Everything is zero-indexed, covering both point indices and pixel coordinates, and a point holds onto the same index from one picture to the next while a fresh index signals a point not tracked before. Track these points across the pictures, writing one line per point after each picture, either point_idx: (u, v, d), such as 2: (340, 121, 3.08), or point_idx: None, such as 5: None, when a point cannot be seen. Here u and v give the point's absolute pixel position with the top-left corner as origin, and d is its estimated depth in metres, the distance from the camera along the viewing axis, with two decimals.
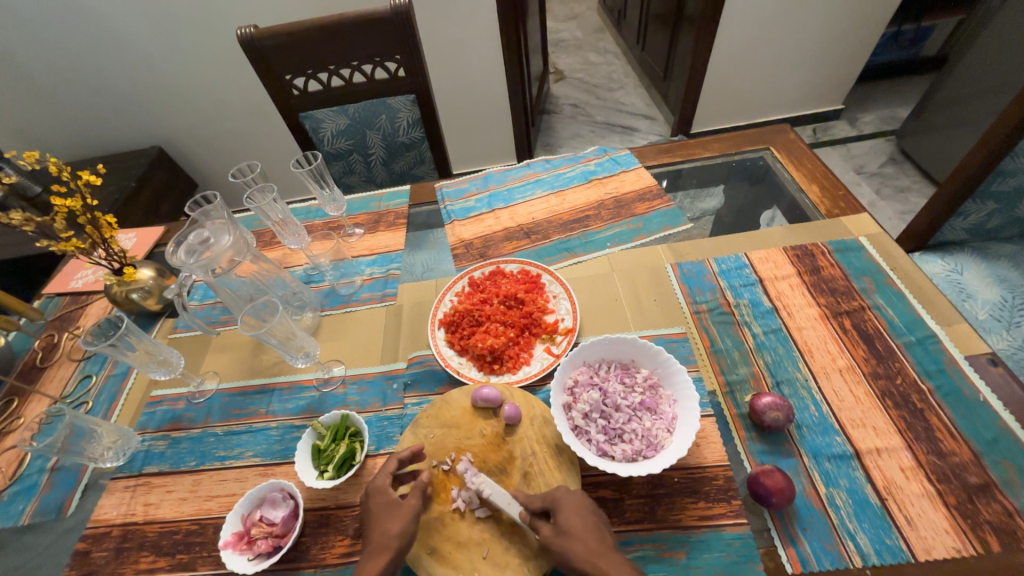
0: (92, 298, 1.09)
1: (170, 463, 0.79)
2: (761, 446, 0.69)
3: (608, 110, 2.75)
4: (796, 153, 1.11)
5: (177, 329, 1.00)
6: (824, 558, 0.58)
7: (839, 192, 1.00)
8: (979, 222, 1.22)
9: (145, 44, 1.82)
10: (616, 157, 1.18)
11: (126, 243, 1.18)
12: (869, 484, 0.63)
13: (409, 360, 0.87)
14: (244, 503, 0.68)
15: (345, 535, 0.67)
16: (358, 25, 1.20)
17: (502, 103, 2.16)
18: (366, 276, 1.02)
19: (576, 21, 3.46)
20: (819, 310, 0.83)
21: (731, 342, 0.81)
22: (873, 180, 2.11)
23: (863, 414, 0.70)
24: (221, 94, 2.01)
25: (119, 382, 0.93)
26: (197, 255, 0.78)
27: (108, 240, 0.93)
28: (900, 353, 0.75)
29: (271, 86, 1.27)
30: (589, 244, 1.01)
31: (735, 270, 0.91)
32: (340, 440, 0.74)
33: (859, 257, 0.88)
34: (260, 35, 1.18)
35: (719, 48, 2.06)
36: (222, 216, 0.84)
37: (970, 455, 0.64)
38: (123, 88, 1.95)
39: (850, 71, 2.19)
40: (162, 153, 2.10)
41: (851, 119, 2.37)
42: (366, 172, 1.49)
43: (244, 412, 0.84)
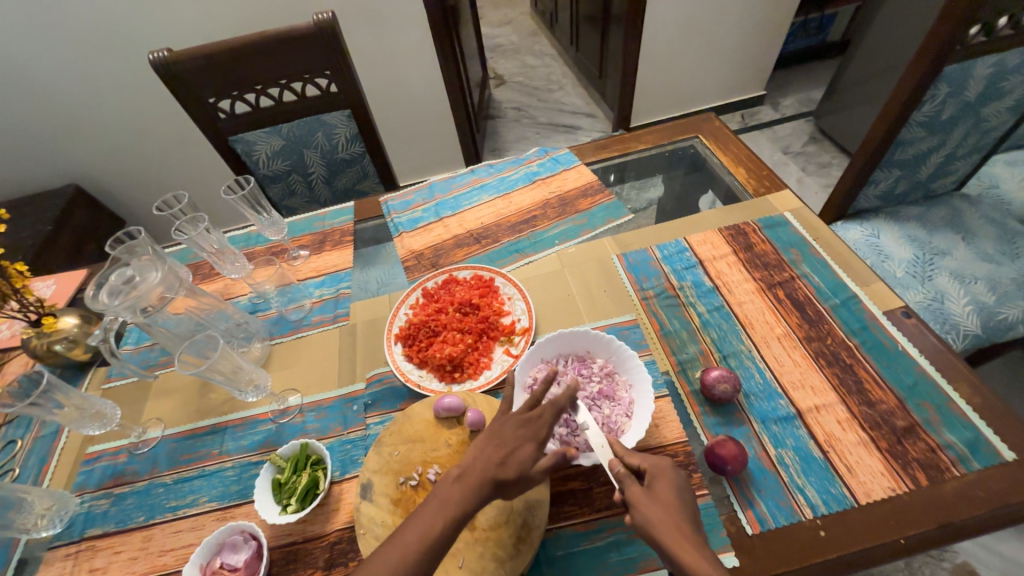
0: (8, 355, 1.00)
1: (115, 522, 0.74)
2: (714, 418, 0.72)
3: (550, 111, 2.81)
4: (722, 139, 1.18)
5: (111, 378, 0.93)
6: (779, 515, 0.62)
7: (764, 173, 1.07)
8: (888, 189, 1.34)
9: (49, 74, 1.69)
10: (556, 156, 1.21)
11: (44, 291, 1.08)
12: (812, 440, 0.68)
13: (368, 379, 0.85)
14: (200, 553, 0.64)
15: (316, 568, 0.65)
16: (282, 42, 1.17)
17: (444, 112, 2.16)
18: (315, 298, 0.99)
19: (510, 27, 3.51)
20: (755, 284, 0.88)
21: (679, 323, 0.85)
22: (798, 158, 2.26)
23: (801, 375, 0.75)
24: (142, 122, 1.89)
25: (49, 443, 0.86)
26: (122, 297, 0.73)
27: (22, 290, 0.86)
28: (828, 315, 0.81)
29: (194, 111, 1.21)
30: (538, 243, 1.02)
31: (677, 255, 0.95)
32: (302, 471, 0.72)
33: (786, 230, 0.95)
34: (176, 58, 1.13)
35: (648, 44, 2.15)
36: (149, 253, 0.79)
37: (896, 401, 0.70)
38: (27, 123, 1.79)
39: (767, 59, 2.35)
40: (80, 191, 1.94)
41: (773, 103, 2.54)
42: (308, 192, 1.45)
43: (195, 456, 0.79)
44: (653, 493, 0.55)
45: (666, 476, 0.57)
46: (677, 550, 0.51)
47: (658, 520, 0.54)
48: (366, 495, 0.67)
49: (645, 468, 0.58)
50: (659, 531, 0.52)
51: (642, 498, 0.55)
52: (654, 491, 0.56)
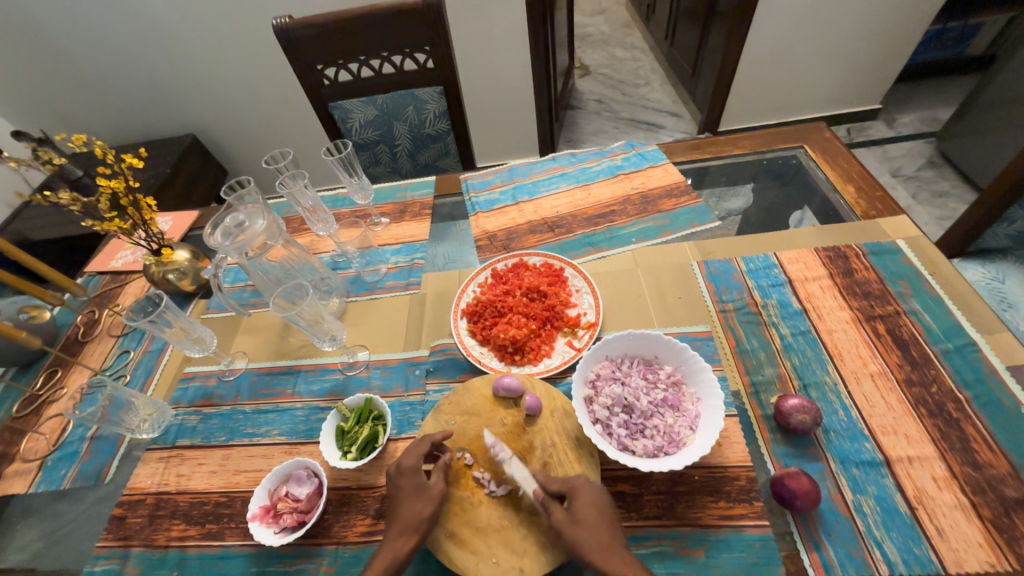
0: (131, 277, 1.14)
1: (201, 438, 0.83)
2: (785, 448, 0.68)
3: (633, 106, 2.72)
4: (832, 152, 1.08)
5: (210, 309, 1.04)
6: (848, 564, 0.57)
7: (877, 193, 0.97)
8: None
9: (181, 34, 1.87)
10: (643, 152, 1.17)
11: (163, 225, 1.22)
12: (899, 493, 0.62)
13: (432, 348, 0.88)
14: (270, 479, 0.70)
15: (366, 515, 0.69)
16: (390, 17, 1.21)
17: (527, 98, 2.15)
18: (391, 264, 1.04)
19: (603, 16, 3.42)
20: (852, 313, 0.80)
21: (757, 342, 0.80)
22: (910, 184, 2.03)
23: (894, 420, 0.68)
24: (253, 83, 2.06)
25: (155, 357, 0.97)
26: (232, 238, 0.81)
27: (149, 220, 0.96)
28: (937, 360, 0.73)
29: (303, 76, 1.29)
30: (614, 239, 1.00)
31: (764, 270, 0.89)
32: (364, 423, 0.76)
33: (896, 260, 0.85)
34: (294, 25, 1.20)
35: (753, 44, 2.00)
36: (256, 202, 0.86)
37: (1008, 468, 0.62)
38: (160, 76, 2.01)
39: (890, 70, 2.11)
40: (195, 141, 2.16)
41: (889, 119, 2.28)
42: (392, 163, 1.51)
43: (272, 392, 0.87)
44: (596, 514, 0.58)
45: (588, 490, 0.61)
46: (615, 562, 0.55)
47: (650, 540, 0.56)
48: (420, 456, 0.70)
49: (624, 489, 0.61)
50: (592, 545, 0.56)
51: (566, 521, 0.58)
52: (586, 512, 0.59)
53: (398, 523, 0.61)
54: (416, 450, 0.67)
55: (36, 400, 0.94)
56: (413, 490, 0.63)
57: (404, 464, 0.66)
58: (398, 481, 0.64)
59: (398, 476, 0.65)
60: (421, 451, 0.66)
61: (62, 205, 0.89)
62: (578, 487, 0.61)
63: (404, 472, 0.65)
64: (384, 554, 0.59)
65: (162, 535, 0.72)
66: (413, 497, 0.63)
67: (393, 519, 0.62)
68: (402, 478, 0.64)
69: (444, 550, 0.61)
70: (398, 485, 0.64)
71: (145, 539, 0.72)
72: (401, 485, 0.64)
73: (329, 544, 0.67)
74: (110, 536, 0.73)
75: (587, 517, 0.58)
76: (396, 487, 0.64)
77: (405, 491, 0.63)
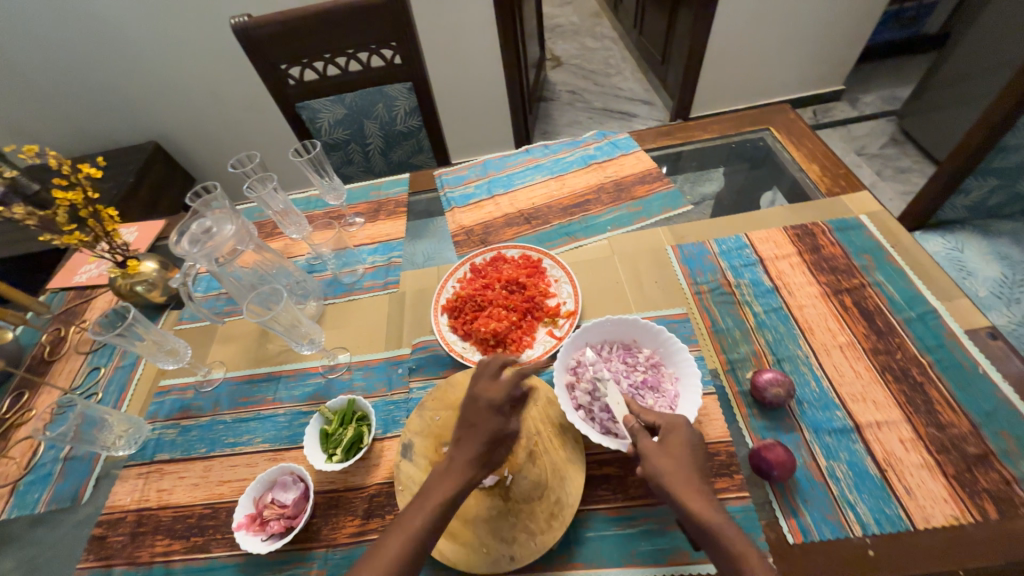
0: (97, 292, 1.10)
1: (181, 451, 0.81)
2: (762, 421, 0.70)
3: (606, 96, 2.73)
4: (796, 133, 1.10)
5: (183, 320, 1.01)
6: (824, 528, 0.60)
7: (840, 171, 1.00)
8: (979, 199, 1.23)
9: (138, 37, 1.81)
10: (615, 140, 1.18)
11: (128, 237, 1.18)
12: (869, 456, 0.64)
13: (413, 346, 0.87)
14: (255, 487, 0.69)
15: (355, 515, 0.69)
16: (354, 12, 1.19)
17: (499, 91, 2.14)
18: (368, 264, 1.03)
19: (572, 6, 3.42)
20: (820, 288, 0.83)
21: (732, 321, 0.82)
22: (874, 161, 2.09)
23: (863, 388, 0.70)
24: (216, 86, 2.00)
25: (128, 373, 0.94)
26: (200, 245, 0.79)
27: (112, 232, 0.93)
28: (900, 328, 0.76)
29: (266, 76, 1.26)
30: (590, 228, 1.01)
31: (735, 251, 0.91)
32: (348, 424, 0.76)
33: (860, 234, 0.88)
34: (254, 24, 1.17)
35: (719, 30, 2.03)
36: (224, 207, 0.84)
37: (969, 426, 0.65)
38: (117, 81, 1.93)
39: (851, 51, 2.17)
40: (158, 148, 2.09)
41: (852, 99, 2.35)
42: (365, 163, 1.49)
43: (252, 400, 0.85)
44: (665, 447, 0.58)
45: (679, 432, 0.59)
46: (686, 498, 0.53)
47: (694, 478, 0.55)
48: (406, 454, 0.70)
49: (683, 426, 0.60)
50: (667, 481, 0.55)
51: (654, 451, 0.57)
52: (666, 444, 0.58)
53: (462, 456, 0.59)
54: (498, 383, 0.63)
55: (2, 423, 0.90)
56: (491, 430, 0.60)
57: (490, 397, 0.62)
58: (483, 416, 0.61)
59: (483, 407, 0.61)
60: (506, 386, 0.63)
61: (16, 219, 0.85)
62: (676, 426, 0.60)
63: (490, 407, 0.61)
64: (447, 487, 0.57)
65: (145, 552, 0.71)
66: (488, 430, 0.60)
67: (459, 451, 0.59)
68: (485, 413, 0.61)
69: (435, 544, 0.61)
70: (478, 420, 0.61)
71: (128, 557, 0.71)
72: (478, 414, 0.61)
73: (318, 547, 0.67)
74: (91, 557, 0.71)
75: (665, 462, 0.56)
76: (475, 420, 0.61)
77: (483, 427, 0.60)
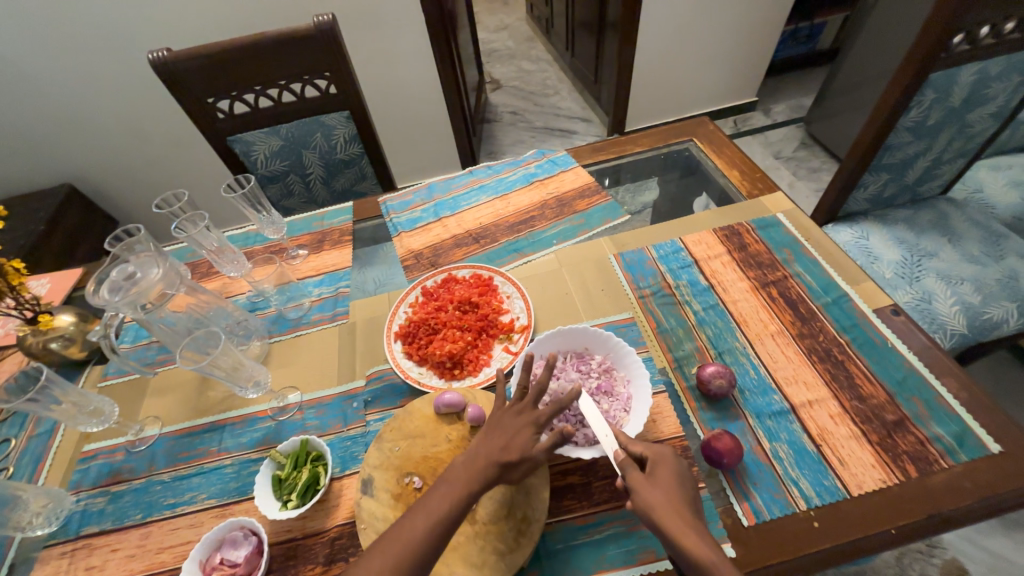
0: (3, 354, 0.99)
1: (112, 520, 0.73)
2: (710, 413, 0.74)
3: (545, 115, 2.84)
4: (716, 142, 1.20)
5: (108, 376, 0.93)
6: (774, 507, 0.63)
7: (757, 175, 1.10)
8: (877, 192, 1.39)
9: (45, 74, 1.68)
10: (554, 157, 1.23)
11: (39, 290, 1.08)
12: (806, 434, 0.70)
13: (368, 377, 0.85)
14: (201, 549, 0.64)
15: (316, 563, 0.65)
16: (284, 44, 1.18)
17: (441, 115, 2.17)
18: (315, 297, 1.00)
19: (507, 32, 3.55)
20: (749, 282, 0.90)
21: (675, 321, 0.87)
22: (790, 163, 2.30)
23: (794, 371, 0.77)
24: (138, 122, 1.89)
25: (45, 441, 0.85)
26: (122, 292, 0.74)
27: (18, 287, 0.85)
28: (820, 313, 0.83)
29: (192, 111, 1.21)
30: (537, 243, 1.04)
31: (672, 254, 0.97)
32: (302, 467, 0.72)
33: (778, 231, 0.97)
34: (176, 58, 1.13)
35: (642, 50, 2.19)
36: (149, 249, 0.80)
37: (885, 396, 0.72)
38: (19, 121, 1.78)
39: (759, 66, 2.40)
40: (74, 191, 1.93)
41: (765, 109, 2.59)
42: (306, 193, 1.45)
43: (193, 453, 0.79)
44: (654, 478, 0.57)
45: (667, 463, 0.59)
46: (679, 534, 0.52)
47: (685, 511, 0.55)
48: (367, 490, 0.67)
49: (669, 456, 0.59)
50: (658, 515, 0.54)
51: (643, 484, 0.56)
52: (655, 476, 0.57)
53: (488, 452, 0.60)
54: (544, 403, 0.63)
55: None
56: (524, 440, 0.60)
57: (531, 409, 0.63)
58: (519, 423, 0.62)
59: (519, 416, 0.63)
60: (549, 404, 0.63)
61: None
62: (662, 457, 0.59)
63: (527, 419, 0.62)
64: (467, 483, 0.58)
65: None
66: (519, 428, 0.61)
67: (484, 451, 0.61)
68: (525, 424, 0.62)
69: None
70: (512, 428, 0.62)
71: None
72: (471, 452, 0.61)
73: None
74: None
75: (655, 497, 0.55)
76: (511, 428, 0.62)
77: (514, 433, 0.61)
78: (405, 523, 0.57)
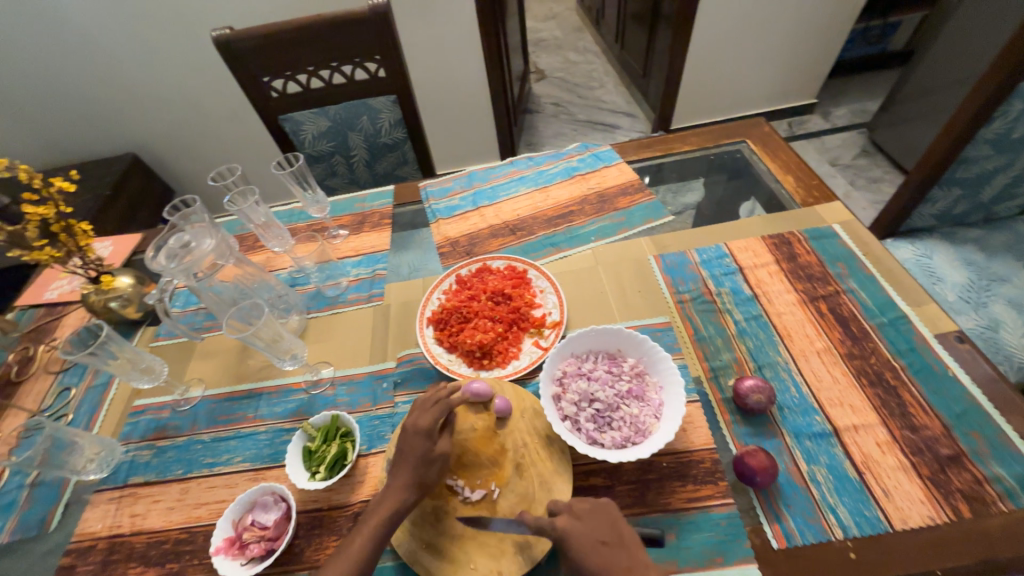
0: (69, 308, 1.07)
1: (156, 473, 0.78)
2: (745, 428, 0.71)
3: (589, 108, 2.78)
4: (771, 145, 1.14)
5: (159, 337, 0.98)
6: (807, 532, 0.61)
7: (814, 182, 1.04)
8: (945, 208, 1.29)
9: (117, 48, 1.78)
10: (598, 152, 1.20)
11: (103, 251, 1.15)
12: (848, 460, 0.66)
13: (399, 359, 0.86)
14: (234, 509, 0.67)
15: (339, 535, 0.67)
16: (338, 27, 1.20)
17: (484, 103, 2.17)
18: (352, 277, 1.02)
19: (555, 21, 3.49)
20: (797, 295, 0.85)
21: (714, 329, 0.83)
22: (847, 171, 2.17)
23: (840, 393, 0.72)
24: (197, 98, 1.97)
25: (100, 393, 0.91)
26: (177, 260, 0.78)
27: (84, 248, 0.92)
28: (874, 333, 0.78)
29: (248, 89, 1.25)
30: (574, 239, 1.02)
31: (716, 260, 0.93)
32: (331, 441, 0.74)
33: (833, 243, 0.91)
34: (237, 37, 1.17)
35: (696, 45, 2.10)
36: (203, 220, 0.83)
37: (941, 428, 0.67)
38: (92, 92, 1.90)
39: (822, 66, 2.25)
40: (136, 160, 2.05)
41: (824, 112, 2.44)
42: (349, 174, 1.48)
43: (232, 417, 0.83)
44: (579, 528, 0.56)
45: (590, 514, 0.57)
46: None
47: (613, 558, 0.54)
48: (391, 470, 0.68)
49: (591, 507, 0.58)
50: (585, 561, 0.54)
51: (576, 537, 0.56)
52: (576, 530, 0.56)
53: (398, 477, 0.63)
54: (431, 409, 0.66)
55: None
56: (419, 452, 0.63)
57: (418, 422, 0.66)
58: (410, 436, 0.65)
59: (409, 432, 0.65)
60: (435, 410, 0.66)
61: None
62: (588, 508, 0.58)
63: (417, 431, 0.65)
64: (387, 505, 0.62)
65: None
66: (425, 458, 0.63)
67: (395, 475, 0.64)
68: (414, 436, 0.64)
69: (424, 562, 0.61)
70: (408, 443, 0.64)
71: None
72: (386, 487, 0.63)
73: (301, 569, 0.65)
74: None
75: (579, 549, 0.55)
76: (405, 443, 0.65)
77: (412, 449, 0.64)
78: (335, 557, 0.59)
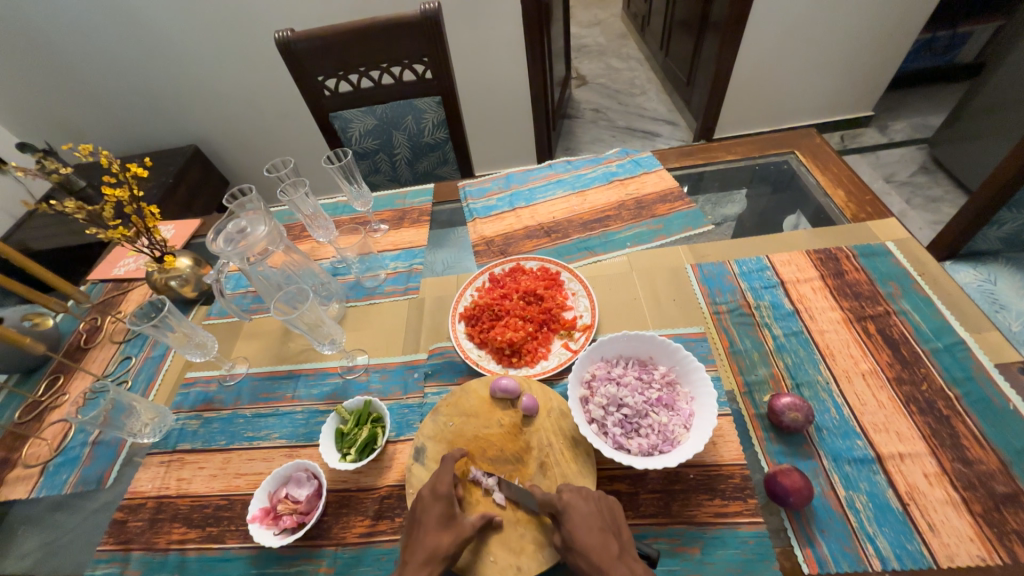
0: (134, 285, 1.16)
1: (202, 442, 0.83)
2: (779, 446, 0.69)
3: (629, 115, 2.76)
4: (821, 157, 1.10)
5: (211, 315, 1.05)
6: (842, 560, 0.58)
7: (866, 197, 0.99)
8: (1014, 230, 1.20)
9: (188, 48, 1.92)
10: (638, 158, 1.19)
11: (165, 233, 1.24)
12: (891, 488, 0.62)
13: (430, 351, 0.89)
14: (270, 482, 0.71)
15: (366, 516, 0.69)
16: (390, 30, 1.25)
17: (525, 107, 2.19)
18: (390, 270, 1.06)
19: (600, 27, 3.48)
20: (843, 313, 0.82)
21: (750, 343, 0.81)
22: (903, 189, 2.05)
23: (886, 418, 0.69)
24: (255, 95, 2.09)
25: (157, 363, 0.98)
26: (234, 244, 0.83)
27: (152, 229, 0.98)
28: (926, 359, 0.74)
29: (304, 88, 1.32)
30: (609, 243, 1.02)
31: (756, 272, 0.91)
32: (363, 425, 0.77)
33: (885, 261, 0.87)
34: (296, 38, 1.24)
35: (745, 53, 2.05)
36: (258, 209, 0.89)
37: (998, 463, 0.63)
38: (163, 87, 2.04)
39: (881, 77, 2.15)
40: (197, 151, 2.20)
41: (881, 126, 2.32)
42: (391, 172, 1.54)
43: (272, 396, 0.88)
44: (575, 518, 0.58)
45: (576, 506, 0.59)
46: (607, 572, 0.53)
47: (610, 542, 0.56)
48: (418, 458, 0.70)
49: (579, 498, 0.60)
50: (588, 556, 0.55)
51: (581, 522, 0.57)
52: (571, 519, 0.57)
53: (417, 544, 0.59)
54: (446, 470, 0.64)
55: (38, 406, 0.95)
56: (438, 510, 0.61)
57: (434, 487, 0.63)
58: (426, 503, 0.62)
59: (426, 498, 0.62)
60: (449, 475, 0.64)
61: (67, 213, 0.90)
62: (573, 499, 0.59)
63: (434, 496, 0.62)
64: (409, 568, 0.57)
65: (162, 538, 0.73)
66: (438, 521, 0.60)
67: (414, 542, 0.60)
68: (432, 502, 0.62)
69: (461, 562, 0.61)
70: (426, 510, 0.61)
71: (145, 543, 0.73)
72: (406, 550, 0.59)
73: (329, 545, 0.68)
74: (111, 540, 0.74)
75: (582, 533, 0.56)
76: (422, 510, 0.62)
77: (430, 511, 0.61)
78: None
